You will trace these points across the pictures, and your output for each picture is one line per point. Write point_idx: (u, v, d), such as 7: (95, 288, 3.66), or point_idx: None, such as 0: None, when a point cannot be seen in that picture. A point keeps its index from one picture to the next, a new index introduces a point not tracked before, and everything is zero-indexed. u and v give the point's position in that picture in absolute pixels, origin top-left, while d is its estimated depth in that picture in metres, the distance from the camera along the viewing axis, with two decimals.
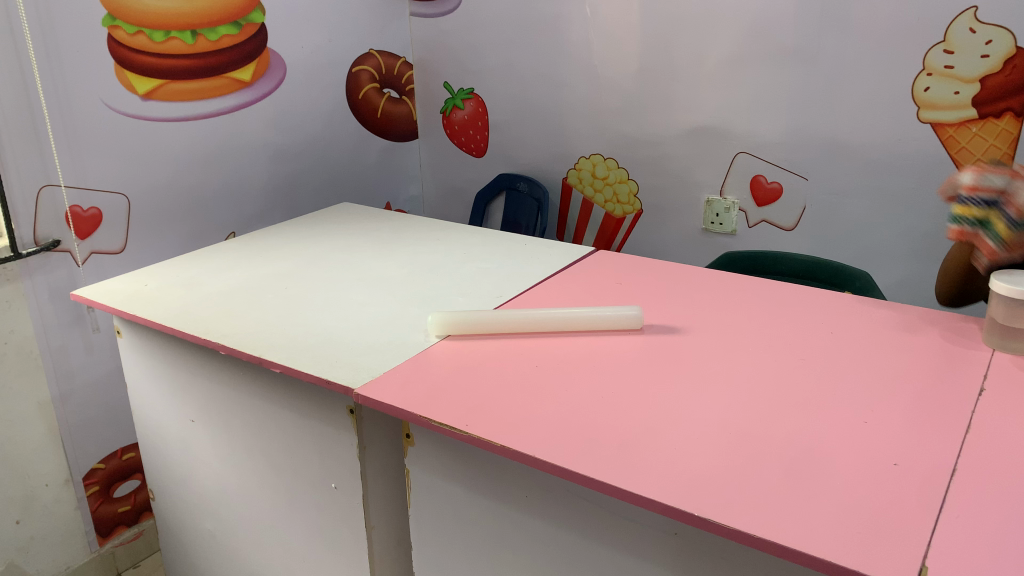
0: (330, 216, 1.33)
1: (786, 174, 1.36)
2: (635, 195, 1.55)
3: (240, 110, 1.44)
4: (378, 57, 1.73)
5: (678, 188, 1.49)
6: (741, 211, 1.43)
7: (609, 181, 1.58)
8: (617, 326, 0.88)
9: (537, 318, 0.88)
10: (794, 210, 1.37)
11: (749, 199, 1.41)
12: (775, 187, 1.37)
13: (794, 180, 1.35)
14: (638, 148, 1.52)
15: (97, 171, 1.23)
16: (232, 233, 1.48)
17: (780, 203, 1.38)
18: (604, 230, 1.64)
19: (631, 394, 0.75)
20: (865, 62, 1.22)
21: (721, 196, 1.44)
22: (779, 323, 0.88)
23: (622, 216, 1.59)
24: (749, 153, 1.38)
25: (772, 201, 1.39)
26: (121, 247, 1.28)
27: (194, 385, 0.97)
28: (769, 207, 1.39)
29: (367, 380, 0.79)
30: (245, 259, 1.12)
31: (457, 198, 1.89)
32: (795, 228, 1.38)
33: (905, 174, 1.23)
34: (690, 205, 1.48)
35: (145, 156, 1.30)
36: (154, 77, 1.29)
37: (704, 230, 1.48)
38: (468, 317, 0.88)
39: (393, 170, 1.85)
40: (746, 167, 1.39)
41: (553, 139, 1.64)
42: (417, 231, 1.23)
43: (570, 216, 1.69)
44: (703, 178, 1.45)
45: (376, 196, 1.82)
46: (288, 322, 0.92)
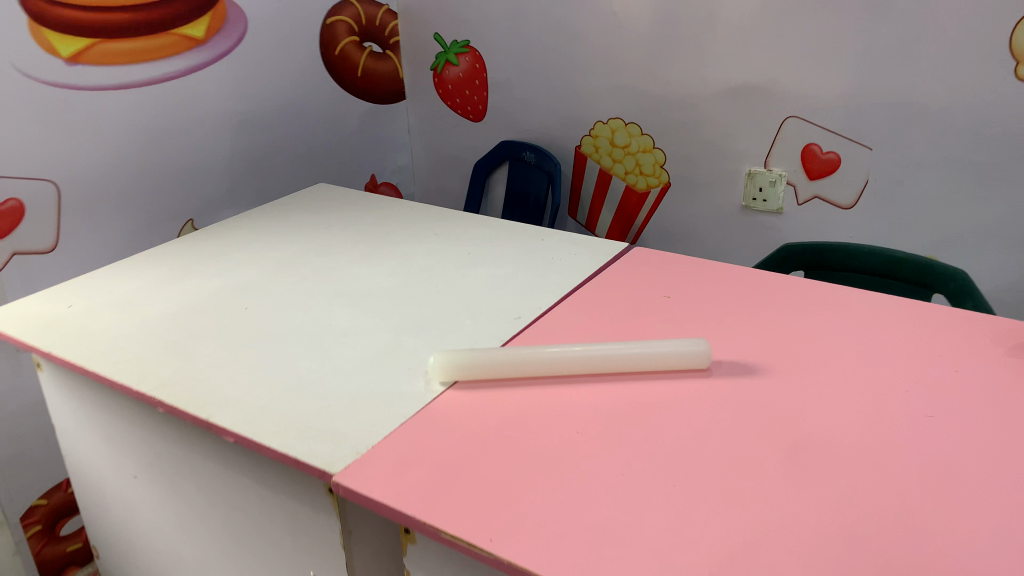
0: (305, 203, 1.11)
1: (845, 143, 1.15)
2: (661, 167, 1.34)
3: (193, 73, 1.21)
4: (357, 6, 1.49)
5: (714, 159, 1.27)
6: (789, 185, 1.22)
7: (631, 150, 1.36)
8: (676, 367, 0.68)
9: (573, 359, 0.67)
10: (854, 185, 1.16)
11: (800, 171, 1.20)
12: (832, 158, 1.16)
13: (856, 150, 1.14)
14: (665, 112, 1.30)
15: (15, 154, 1.00)
16: (190, 220, 1.26)
17: (837, 176, 1.17)
18: (624, 205, 1.43)
19: (704, 475, 0.55)
20: (952, 7, 1.00)
21: (766, 168, 1.23)
22: (884, 364, 0.67)
23: (646, 190, 1.38)
24: (802, 117, 1.17)
25: (827, 175, 1.18)
26: (52, 246, 1.06)
27: (133, 438, 0.77)
28: (824, 181, 1.19)
29: (351, 460, 0.59)
30: (198, 267, 0.91)
31: (452, 168, 1.67)
32: (853, 206, 1.17)
33: (997, 144, 1.02)
34: (728, 178, 1.27)
35: (76, 135, 1.07)
36: (82, 39, 1.05)
37: (744, 207, 1.27)
38: (481, 359, 0.67)
39: (377, 137, 1.62)
40: (797, 135, 1.18)
41: (563, 101, 1.42)
42: (410, 224, 1.01)
43: (584, 189, 1.47)
44: (744, 147, 1.24)
45: (360, 168, 1.60)
46: (247, 365, 0.71)
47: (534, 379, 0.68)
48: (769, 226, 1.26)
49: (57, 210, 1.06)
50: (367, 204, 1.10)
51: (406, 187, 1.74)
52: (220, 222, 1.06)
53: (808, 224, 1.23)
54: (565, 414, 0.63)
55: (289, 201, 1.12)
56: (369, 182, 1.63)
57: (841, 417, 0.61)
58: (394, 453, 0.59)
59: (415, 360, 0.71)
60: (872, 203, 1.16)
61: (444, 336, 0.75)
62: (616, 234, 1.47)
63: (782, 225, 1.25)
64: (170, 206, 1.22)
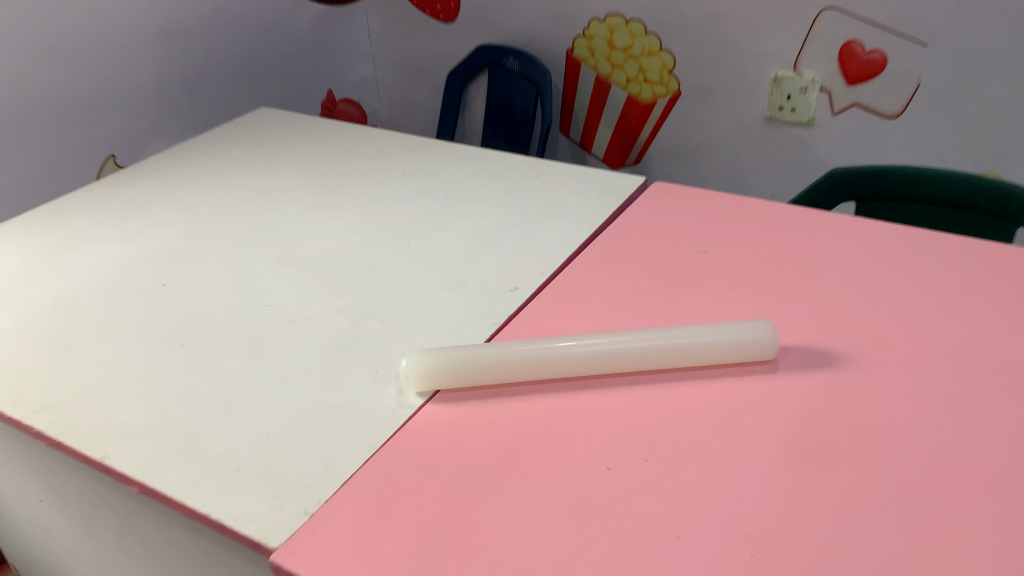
0: (243, 132, 0.92)
1: (895, 38, 0.96)
2: (670, 72, 1.15)
3: None
4: None
5: (733, 62, 1.08)
6: (823, 91, 1.04)
7: (633, 53, 1.17)
8: (728, 361, 0.51)
9: (592, 357, 0.50)
10: (904, 90, 0.99)
11: (838, 74, 1.02)
12: (878, 58, 0.98)
13: (907, 46, 0.96)
14: (672, 7, 1.10)
15: None
16: (112, 156, 1.07)
17: (883, 78, 0.99)
18: (626, 118, 1.23)
19: (788, 539, 0.39)
20: None
21: (796, 72, 1.04)
22: (1000, 346, 0.51)
23: (652, 100, 1.19)
24: (842, 9, 0.97)
25: (870, 77, 1.00)
26: None
27: (23, 458, 0.60)
28: (866, 85, 1.01)
29: (298, 524, 0.42)
30: (105, 226, 0.72)
31: (422, 79, 1.47)
32: (902, 115, 1.00)
33: None
34: (751, 83, 1.09)
35: None
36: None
37: (769, 118, 1.09)
38: (466, 363, 0.50)
39: (332, 44, 1.40)
40: (833, 31, 0.99)
41: None
42: (371, 160, 0.83)
43: (579, 100, 1.27)
44: (768, 47, 1.04)
45: (314, 83, 1.39)
46: (158, 371, 0.54)
47: (538, 386, 0.51)
48: (797, 140, 1.09)
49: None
50: (316, 133, 0.91)
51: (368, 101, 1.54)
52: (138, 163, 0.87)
53: (845, 135, 1.06)
54: (579, 429, 0.47)
55: (227, 130, 0.93)
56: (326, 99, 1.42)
57: (942, 424, 0.45)
58: (356, 500, 0.43)
59: (384, 355, 0.54)
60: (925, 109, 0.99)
61: (419, 318, 0.58)
62: (615, 153, 1.27)
63: (813, 138, 1.08)
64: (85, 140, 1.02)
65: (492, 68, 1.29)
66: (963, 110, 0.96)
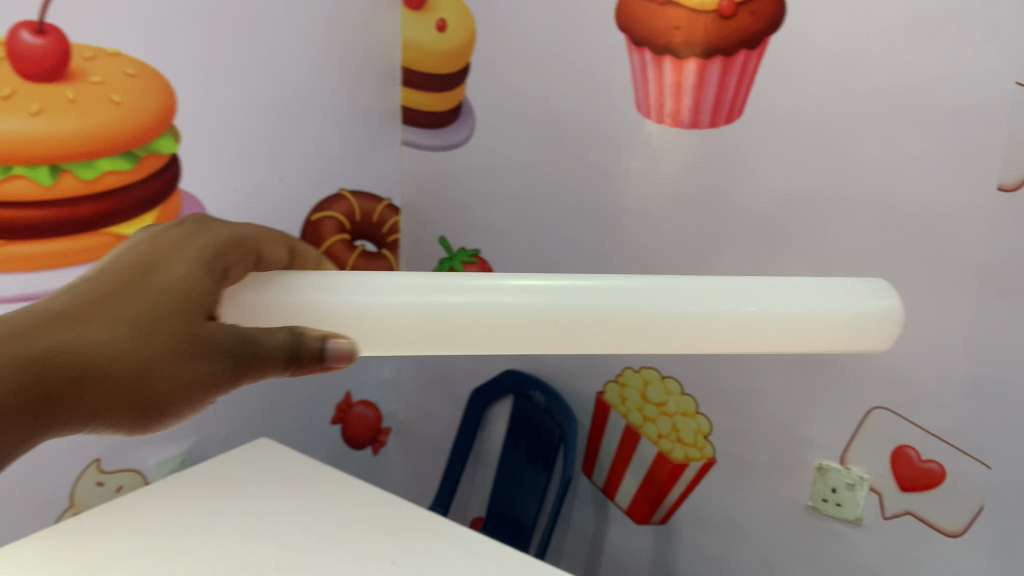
0: (329, 484, 1.11)
1: (950, 452, 1.04)
2: (704, 436, 1.27)
3: None
4: (351, 199, 1.49)
5: (772, 438, 1.20)
6: (871, 490, 1.12)
7: (667, 409, 1.29)
8: (666, 344, 0.58)
9: (508, 308, 0.55)
10: (963, 513, 1.03)
11: (887, 476, 1.10)
12: (934, 469, 1.05)
13: (964, 464, 1.03)
14: (690, 368, 1.26)
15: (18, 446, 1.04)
16: (185, 455, 1.27)
17: (934, 492, 1.06)
18: (652, 477, 1.32)
19: None
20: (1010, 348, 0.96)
21: (842, 466, 1.13)
22: None
23: (684, 460, 1.29)
24: (888, 408, 1.08)
25: (923, 486, 1.07)
26: (26, 493, 1.07)
27: None
28: (917, 495, 1.07)
29: None
30: (177, 553, 0.93)
31: (443, 387, 1.64)
32: (962, 534, 1.04)
33: None
34: (793, 473, 1.19)
35: None
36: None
37: (811, 506, 1.18)
38: (288, 305, 0.53)
39: (416, 367, 1.67)
40: (885, 428, 1.09)
41: None
42: (385, 527, 1.02)
43: (621, 492, 1.37)
44: (806, 391, 1.15)
45: (368, 368, 1.63)
46: None
47: None
48: (841, 535, 1.16)
49: (95, 469, 1.14)
50: (342, 500, 1.07)
51: (392, 399, 1.72)
52: (165, 485, 1.09)
53: (892, 538, 1.11)
54: None
55: (262, 458, 1.18)
56: (344, 399, 1.60)
57: None
58: None
59: (357, 284, 0.54)
60: (975, 395, 1.00)
61: None
62: (641, 508, 1.35)
63: (857, 535, 1.14)
64: (209, 451, 1.32)
65: (517, 392, 1.46)
66: (996, 443, 0.99)
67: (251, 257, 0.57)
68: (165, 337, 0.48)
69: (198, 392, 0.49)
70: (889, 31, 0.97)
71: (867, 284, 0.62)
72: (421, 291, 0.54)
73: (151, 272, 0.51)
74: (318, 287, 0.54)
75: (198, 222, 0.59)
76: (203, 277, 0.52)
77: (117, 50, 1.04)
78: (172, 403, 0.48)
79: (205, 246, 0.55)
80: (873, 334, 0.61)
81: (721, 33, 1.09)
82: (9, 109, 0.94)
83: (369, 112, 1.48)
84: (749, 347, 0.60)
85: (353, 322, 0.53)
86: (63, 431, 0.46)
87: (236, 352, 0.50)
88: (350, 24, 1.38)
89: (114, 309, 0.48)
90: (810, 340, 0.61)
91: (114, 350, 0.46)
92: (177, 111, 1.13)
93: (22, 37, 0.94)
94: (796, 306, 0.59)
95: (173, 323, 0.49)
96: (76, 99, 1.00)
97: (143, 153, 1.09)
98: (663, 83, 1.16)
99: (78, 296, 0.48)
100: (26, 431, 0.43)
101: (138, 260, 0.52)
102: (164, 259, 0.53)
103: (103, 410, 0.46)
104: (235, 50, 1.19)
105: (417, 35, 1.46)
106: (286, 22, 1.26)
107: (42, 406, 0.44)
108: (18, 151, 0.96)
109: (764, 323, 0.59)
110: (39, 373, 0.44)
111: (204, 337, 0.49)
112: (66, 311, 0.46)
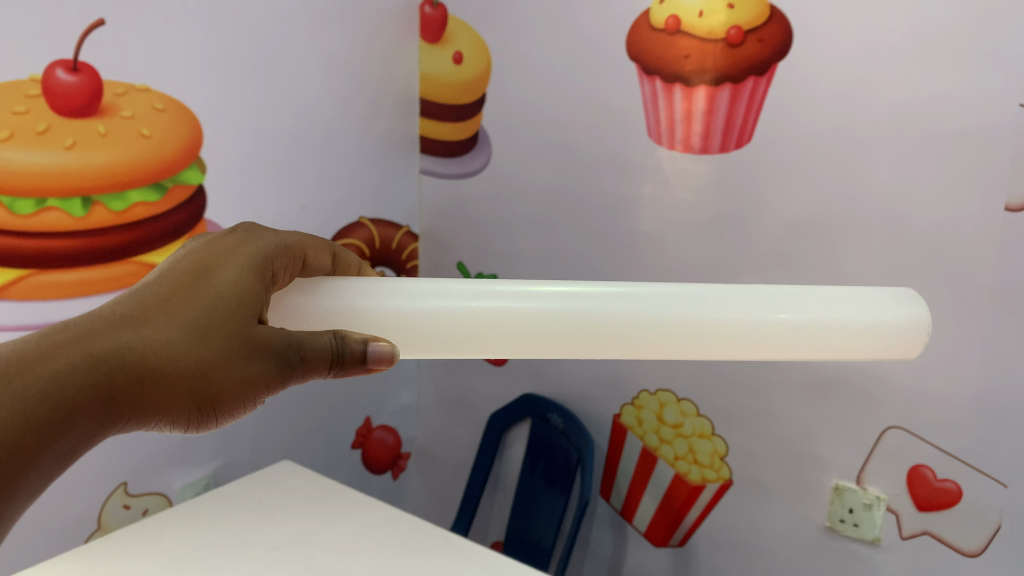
0: (350, 505, 1.13)
1: (966, 471, 1.04)
2: (721, 458, 1.28)
3: None
4: (371, 227, 1.53)
5: (787, 459, 1.21)
6: (889, 510, 1.12)
7: (683, 430, 1.30)
8: (690, 349, 0.61)
9: (534, 312, 0.59)
10: (982, 532, 1.04)
11: (904, 496, 1.10)
12: (950, 488, 1.05)
13: (981, 483, 1.03)
14: (705, 389, 1.27)
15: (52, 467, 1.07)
16: (209, 478, 1.29)
17: (951, 511, 1.06)
18: (669, 499, 1.33)
19: None
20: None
21: (860, 487, 1.14)
22: None
23: (701, 482, 1.30)
24: (903, 428, 1.08)
25: (940, 506, 1.07)
26: (58, 514, 1.09)
27: None
28: (934, 515, 1.08)
29: None
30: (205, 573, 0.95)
31: (461, 411, 1.66)
32: (980, 554, 1.04)
33: None
34: (810, 493, 1.19)
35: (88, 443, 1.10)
36: (32, 271, 1.01)
37: (828, 527, 1.18)
38: (338, 307, 0.59)
39: (435, 392, 1.70)
40: (900, 448, 1.09)
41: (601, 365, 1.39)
42: (405, 547, 1.03)
43: (639, 515, 1.38)
44: (821, 411, 1.16)
45: (387, 394, 1.66)
46: None
47: None
48: (859, 555, 1.16)
49: (122, 492, 1.16)
50: (363, 520, 1.09)
51: (411, 424, 1.74)
52: (191, 506, 1.11)
53: (911, 558, 1.11)
54: None
55: (284, 481, 1.20)
56: (365, 424, 1.62)
57: None
58: None
59: (396, 289, 0.60)
60: (988, 414, 1.01)
61: None
62: (659, 530, 1.35)
63: (876, 556, 1.14)
64: (232, 475, 1.34)
65: (535, 415, 1.48)
66: (1011, 461, 1.00)
67: (297, 262, 0.61)
68: (218, 340, 0.54)
69: (247, 391, 0.55)
70: (894, 56, 0.99)
71: (898, 292, 0.63)
72: (454, 295, 0.60)
73: (206, 275, 0.56)
74: (363, 292, 0.60)
75: (252, 226, 0.62)
76: (253, 281, 0.57)
77: (147, 86, 1.08)
78: (226, 401, 0.55)
79: (258, 251, 0.59)
80: (900, 342, 0.62)
81: (729, 61, 1.11)
82: (43, 143, 0.98)
83: (388, 142, 1.52)
84: (774, 354, 0.61)
85: (390, 324, 0.59)
86: (132, 426, 0.53)
87: (282, 355, 0.55)
88: (369, 58, 1.42)
89: (173, 313, 0.54)
90: (836, 348, 0.62)
91: (173, 353, 0.53)
92: (203, 143, 1.17)
93: (57, 75, 0.98)
94: (819, 312, 0.61)
95: (226, 327, 0.54)
96: (107, 133, 1.04)
97: (170, 184, 1.13)
98: (674, 109, 1.19)
99: (142, 301, 0.54)
100: (99, 425, 0.51)
101: (195, 263, 0.56)
102: (219, 263, 0.57)
103: (163, 406, 0.53)
104: (258, 85, 1.23)
105: (434, 67, 1.50)
106: (307, 57, 1.31)
107: (112, 402, 0.51)
108: (52, 184, 1.00)
109: (787, 328, 0.60)
110: (109, 375, 0.50)
111: (253, 341, 0.55)
112: (131, 315, 0.53)
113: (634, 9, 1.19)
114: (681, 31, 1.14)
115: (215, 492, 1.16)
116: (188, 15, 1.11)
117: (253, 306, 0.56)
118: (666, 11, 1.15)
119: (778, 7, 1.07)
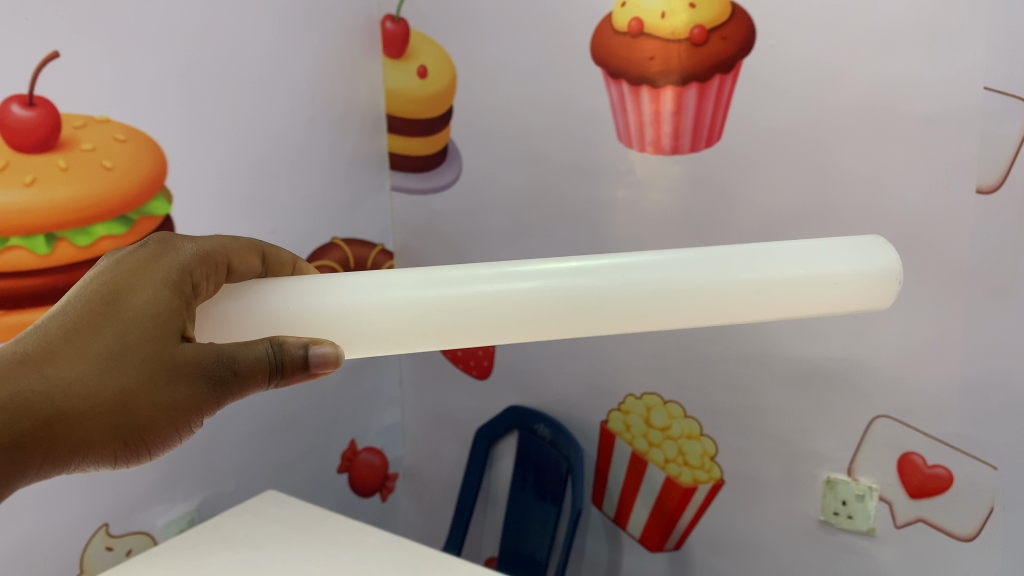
0: (340, 532, 1.11)
1: (956, 456, 1.04)
2: (711, 458, 1.27)
3: None
4: (344, 247, 1.51)
5: (778, 454, 1.20)
6: (881, 499, 1.12)
7: (671, 433, 1.30)
8: (661, 318, 0.60)
9: (496, 295, 0.58)
10: (974, 516, 1.04)
11: (896, 485, 1.10)
12: (941, 474, 1.05)
13: (971, 467, 1.03)
14: (691, 391, 1.26)
15: (28, 514, 1.03)
16: (192, 513, 1.27)
17: (944, 497, 1.06)
18: (662, 503, 1.32)
19: None
20: (1003, 347, 0.98)
21: (851, 478, 1.13)
22: None
23: (693, 483, 1.29)
24: (891, 417, 1.08)
25: (931, 492, 1.07)
26: (41, 561, 1.06)
27: None
28: (926, 502, 1.07)
29: None
30: None
31: (447, 428, 1.64)
32: (975, 537, 1.04)
33: None
34: (803, 488, 1.19)
35: (66, 487, 1.07)
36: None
37: (823, 521, 1.18)
38: (278, 310, 0.58)
39: (420, 410, 1.68)
40: (889, 436, 1.09)
41: (586, 372, 1.38)
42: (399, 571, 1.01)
43: (633, 520, 1.36)
44: (807, 406, 1.15)
45: (371, 414, 1.64)
46: None
47: None
48: (853, 546, 1.16)
49: (105, 533, 1.13)
50: (354, 546, 1.07)
51: (397, 444, 1.72)
52: (177, 544, 1.08)
53: (907, 546, 1.11)
54: None
55: (270, 511, 1.18)
56: (349, 447, 1.60)
57: None
58: None
59: (343, 285, 0.58)
60: (973, 398, 1.01)
61: None
62: (654, 535, 1.34)
63: (872, 547, 1.14)
64: (218, 508, 1.31)
65: (522, 427, 1.46)
66: (1000, 443, 1.00)
67: (219, 269, 0.59)
68: (135, 368, 0.53)
69: (177, 416, 0.54)
70: (857, 46, 0.99)
71: (860, 243, 0.63)
72: (412, 285, 0.58)
73: (120, 301, 0.54)
74: (309, 292, 0.58)
75: (164, 238, 0.60)
76: (172, 300, 0.55)
77: (106, 117, 1.05)
78: (155, 429, 0.54)
79: (173, 265, 0.57)
80: (865, 293, 0.62)
81: (694, 60, 1.11)
82: (4, 182, 0.95)
83: (356, 161, 1.51)
84: (742, 316, 0.61)
85: (341, 322, 0.57)
86: (50, 469, 0.52)
87: (212, 372, 0.54)
88: (332, 77, 1.41)
89: (84, 345, 0.52)
90: (800, 305, 0.61)
91: (86, 388, 0.51)
92: (168, 172, 1.15)
93: (12, 111, 0.95)
94: (786, 270, 0.60)
95: (145, 353, 0.53)
96: (67, 167, 1.01)
97: (137, 216, 1.11)
98: (642, 113, 1.18)
99: (46, 336, 0.52)
100: (11, 472, 0.49)
101: (104, 287, 0.55)
102: (131, 283, 0.55)
103: (85, 443, 0.52)
104: (220, 110, 1.21)
105: (399, 82, 1.49)
106: (270, 79, 1.29)
107: (23, 449, 0.50)
108: (15, 223, 0.97)
109: (756, 288, 0.60)
110: (15, 421, 0.49)
111: (178, 363, 0.54)
112: (36, 354, 0.51)
113: (595, 14, 1.19)
114: (644, 33, 1.14)
115: (200, 527, 1.13)
116: (145, 44, 1.09)
117: (173, 325, 0.55)
118: (628, 15, 1.15)
119: (739, 4, 1.07)
